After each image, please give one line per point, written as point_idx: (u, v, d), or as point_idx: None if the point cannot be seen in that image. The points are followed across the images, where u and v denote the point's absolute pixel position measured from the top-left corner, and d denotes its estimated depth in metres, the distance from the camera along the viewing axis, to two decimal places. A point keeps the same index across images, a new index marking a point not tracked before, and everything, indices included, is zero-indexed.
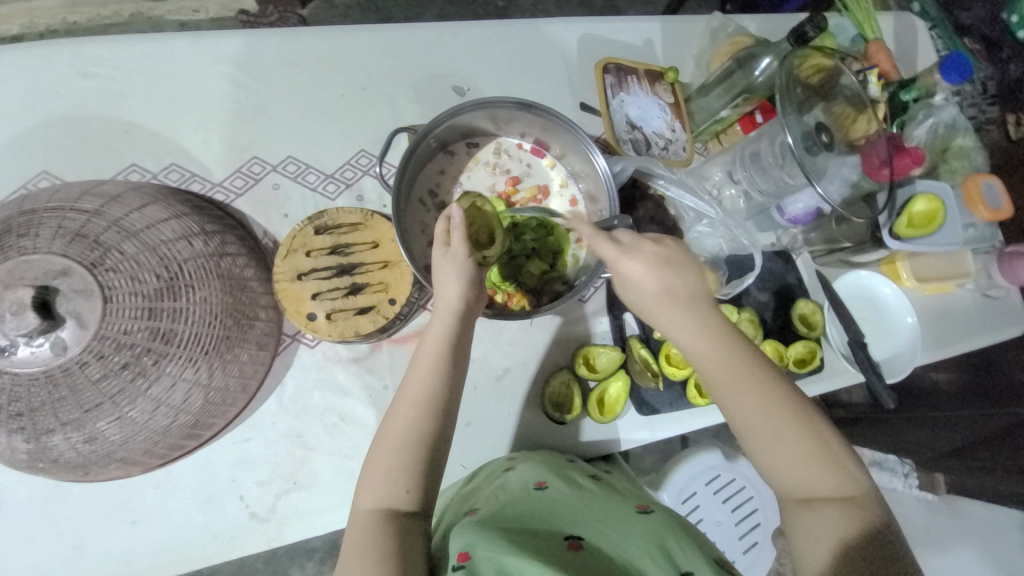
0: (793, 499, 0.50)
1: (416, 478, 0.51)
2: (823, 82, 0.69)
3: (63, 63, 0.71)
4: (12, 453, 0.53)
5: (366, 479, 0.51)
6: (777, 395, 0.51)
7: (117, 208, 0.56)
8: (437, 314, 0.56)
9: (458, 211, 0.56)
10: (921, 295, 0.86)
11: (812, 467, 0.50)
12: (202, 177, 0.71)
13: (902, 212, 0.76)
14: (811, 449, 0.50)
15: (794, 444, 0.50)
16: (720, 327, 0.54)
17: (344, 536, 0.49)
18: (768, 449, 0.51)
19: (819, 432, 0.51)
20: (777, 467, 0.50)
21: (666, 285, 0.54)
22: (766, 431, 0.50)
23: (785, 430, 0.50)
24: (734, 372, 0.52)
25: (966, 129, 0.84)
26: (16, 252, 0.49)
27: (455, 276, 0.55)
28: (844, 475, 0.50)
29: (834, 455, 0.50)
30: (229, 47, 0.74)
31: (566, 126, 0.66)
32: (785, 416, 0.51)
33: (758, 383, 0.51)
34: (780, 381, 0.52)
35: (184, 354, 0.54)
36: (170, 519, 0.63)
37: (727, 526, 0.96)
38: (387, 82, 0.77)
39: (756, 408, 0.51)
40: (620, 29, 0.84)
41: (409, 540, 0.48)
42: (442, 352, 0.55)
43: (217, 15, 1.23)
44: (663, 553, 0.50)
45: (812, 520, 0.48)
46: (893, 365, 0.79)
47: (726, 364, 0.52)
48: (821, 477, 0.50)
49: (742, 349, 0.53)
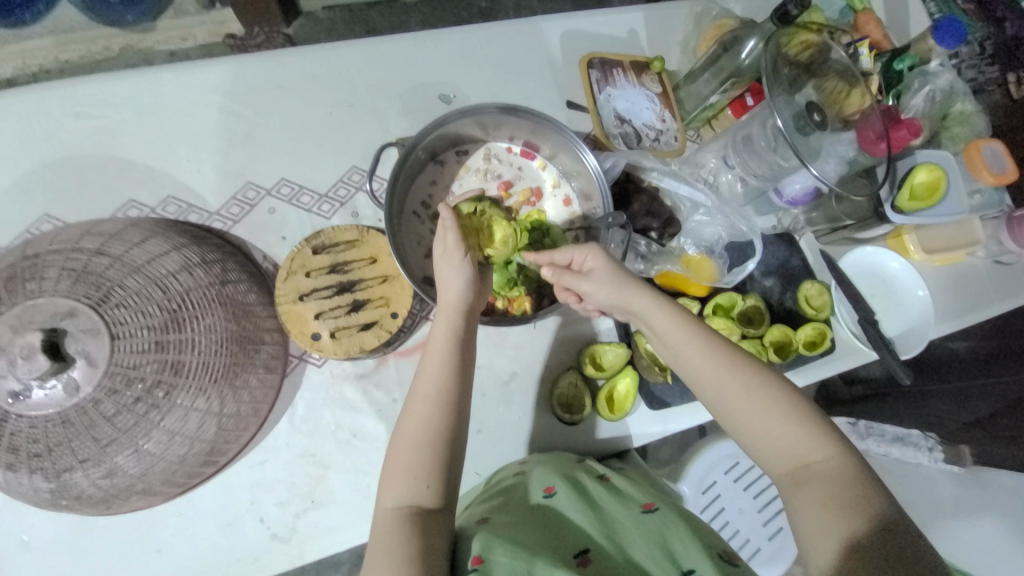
0: (785, 477, 0.50)
1: (436, 475, 0.52)
2: (811, 59, 0.68)
3: (55, 106, 0.72)
4: (35, 493, 0.54)
5: (386, 479, 0.52)
6: (743, 370, 0.53)
7: (118, 244, 0.57)
8: (440, 314, 0.57)
9: (448, 213, 0.56)
10: (931, 266, 0.84)
11: (790, 438, 0.50)
12: (199, 207, 0.72)
13: (903, 183, 0.75)
14: (786, 420, 0.51)
15: (768, 416, 0.51)
16: (681, 314, 0.57)
17: (372, 535, 0.49)
18: (745, 426, 0.52)
19: (792, 402, 0.52)
20: (758, 443, 0.52)
21: (622, 280, 0.57)
22: (738, 406, 0.52)
23: (756, 404, 0.52)
24: (697, 355, 0.54)
25: (965, 93, 0.81)
26: (24, 296, 0.51)
27: (454, 277, 0.57)
28: (825, 445, 0.50)
29: (812, 425, 0.51)
30: (214, 76, 0.75)
31: (553, 127, 0.66)
32: (754, 389, 0.52)
33: (721, 361, 0.54)
34: (745, 357, 0.54)
35: (194, 384, 0.55)
36: (193, 544, 0.64)
37: (749, 513, 0.95)
38: (373, 97, 0.78)
39: (725, 385, 0.53)
40: (602, 22, 0.83)
41: (433, 539, 0.49)
42: (451, 347, 0.56)
43: (205, 41, 1.24)
44: (665, 553, 0.50)
45: (803, 495, 0.48)
46: (908, 341, 0.77)
47: (688, 347, 0.55)
48: (803, 449, 0.50)
49: (703, 331, 0.55)
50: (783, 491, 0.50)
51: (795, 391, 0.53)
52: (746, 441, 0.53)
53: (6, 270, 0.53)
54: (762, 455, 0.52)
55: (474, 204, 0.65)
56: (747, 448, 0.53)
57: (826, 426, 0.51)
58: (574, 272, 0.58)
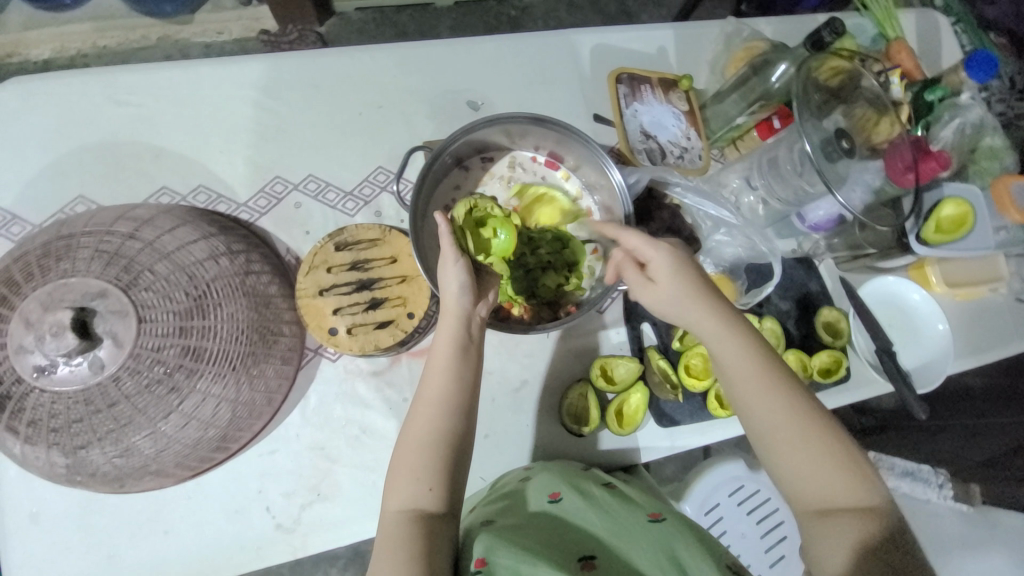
0: (808, 509, 0.50)
1: (439, 477, 0.52)
2: (841, 85, 0.68)
3: (97, 92, 0.74)
4: (51, 467, 0.55)
5: (393, 478, 0.53)
6: (792, 400, 0.52)
7: (150, 230, 0.58)
8: (443, 318, 0.58)
9: (443, 221, 0.57)
10: (952, 299, 0.83)
11: (826, 476, 0.49)
12: (228, 197, 0.74)
13: (930, 216, 0.74)
14: (825, 456, 0.50)
15: (808, 449, 0.50)
16: (741, 330, 0.55)
17: (377, 534, 0.50)
18: (781, 453, 0.51)
19: (835, 441, 0.51)
20: (790, 472, 0.51)
21: (685, 285, 0.57)
22: (781, 434, 0.51)
23: (800, 435, 0.51)
24: (749, 372, 0.53)
25: (995, 128, 0.81)
26: (58, 275, 0.52)
27: (451, 280, 0.58)
28: (860, 485, 0.49)
29: (851, 467, 0.50)
30: (251, 72, 0.77)
31: (578, 138, 0.67)
32: (799, 421, 0.51)
33: (771, 386, 0.53)
34: (797, 386, 0.53)
35: (213, 370, 0.57)
36: (200, 529, 0.65)
37: (751, 538, 0.93)
38: (403, 99, 0.79)
39: (772, 410, 0.52)
40: (633, 38, 0.84)
41: (437, 540, 0.49)
42: (457, 350, 0.56)
43: (240, 36, 1.28)
44: (673, 564, 0.51)
45: (829, 527, 0.48)
46: (924, 374, 0.76)
47: (743, 364, 0.53)
48: (837, 488, 0.49)
49: (760, 352, 0.54)
50: (802, 521, 0.50)
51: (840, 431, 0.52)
52: (778, 468, 0.52)
53: (41, 248, 0.55)
54: (790, 485, 0.51)
55: (469, 204, 0.62)
56: (775, 474, 0.52)
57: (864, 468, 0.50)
58: (636, 267, 0.60)
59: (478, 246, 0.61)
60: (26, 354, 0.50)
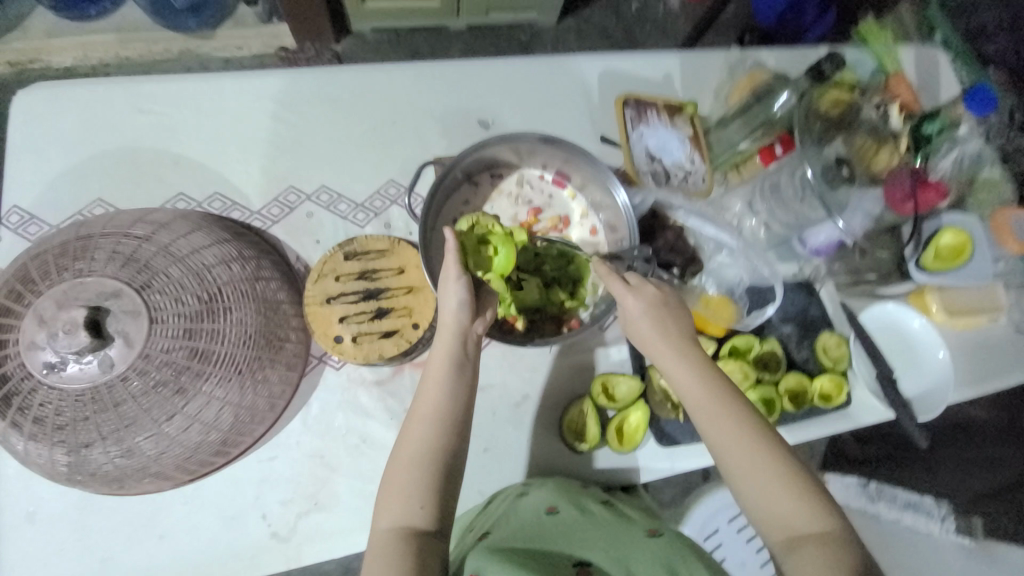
0: (775, 537, 0.51)
1: (430, 495, 0.52)
2: (842, 114, 0.71)
3: (121, 100, 0.77)
4: (53, 465, 0.55)
5: (382, 497, 0.53)
6: (753, 431, 0.53)
7: (165, 234, 0.60)
8: (441, 332, 0.59)
9: (452, 236, 0.58)
10: (952, 328, 0.83)
11: (791, 508, 0.51)
12: (242, 205, 0.76)
13: (928, 244, 0.76)
14: (786, 485, 0.51)
15: (772, 483, 0.52)
16: (700, 364, 0.57)
17: (366, 551, 0.51)
18: (746, 484, 0.52)
19: (794, 468, 0.52)
20: (756, 502, 0.52)
21: (655, 319, 0.59)
22: (744, 465, 0.52)
23: (762, 465, 0.52)
24: (713, 407, 0.55)
25: (993, 161, 0.83)
26: (74, 274, 0.54)
27: (451, 295, 0.58)
28: (822, 514, 0.50)
29: (812, 493, 0.51)
30: (270, 85, 0.80)
31: (587, 159, 0.70)
32: (762, 455, 0.52)
33: (736, 421, 0.54)
34: (757, 417, 0.55)
35: (219, 373, 0.57)
36: (195, 535, 0.64)
37: (750, 568, 0.90)
38: (416, 116, 0.82)
39: (734, 443, 0.53)
40: (640, 65, 0.87)
41: (427, 556, 0.50)
42: (454, 360, 0.57)
43: (259, 52, 1.33)
44: (668, 572, 0.52)
45: (796, 559, 0.49)
46: (925, 401, 0.77)
47: (703, 399, 0.55)
48: (800, 516, 0.50)
49: (721, 385, 0.56)
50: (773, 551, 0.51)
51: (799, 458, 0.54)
52: (745, 499, 0.53)
53: (59, 247, 0.56)
54: (756, 514, 0.52)
55: (472, 219, 0.65)
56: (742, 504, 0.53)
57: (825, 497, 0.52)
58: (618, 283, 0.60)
59: (479, 263, 0.62)
60: (37, 351, 0.51)
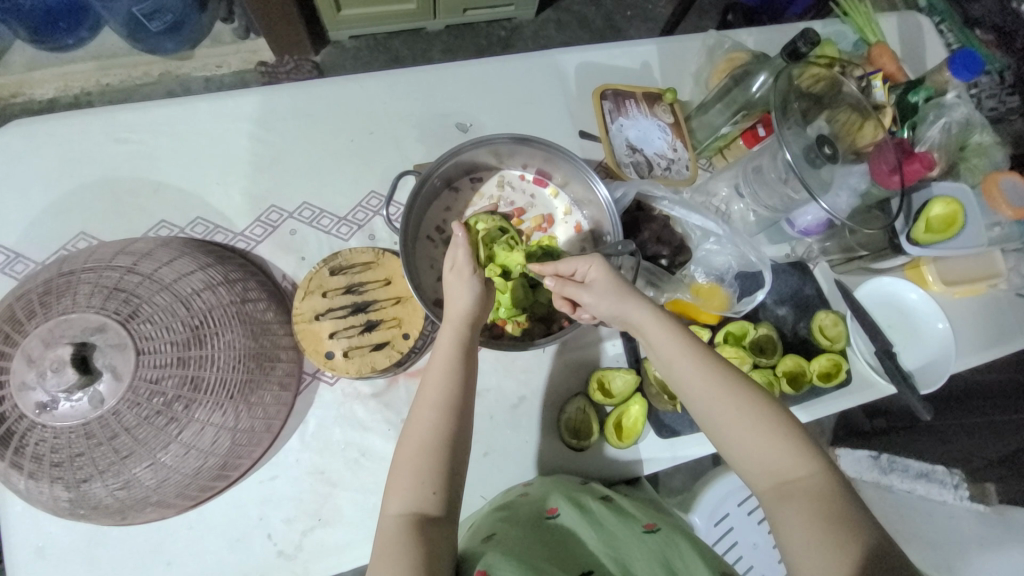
0: (769, 492, 0.52)
1: (443, 479, 0.52)
2: (823, 91, 0.69)
3: (97, 131, 0.77)
4: (54, 501, 0.56)
5: (390, 485, 0.53)
6: (734, 386, 0.54)
7: (149, 263, 0.60)
8: (449, 324, 0.59)
9: (462, 232, 0.60)
10: (951, 297, 0.82)
11: (774, 457, 0.52)
12: (224, 227, 0.76)
13: (919, 216, 0.75)
14: (775, 437, 0.52)
15: (754, 435, 0.52)
16: (679, 328, 0.58)
17: (374, 545, 0.50)
18: (734, 441, 0.53)
19: (781, 420, 0.53)
20: (745, 458, 0.53)
21: (620, 287, 0.59)
22: (730, 423, 0.53)
23: (745, 420, 0.53)
24: (686, 369, 0.56)
25: (983, 125, 0.81)
26: (60, 312, 0.54)
27: (465, 291, 0.59)
28: (804, 460, 0.51)
29: (800, 444, 0.52)
30: (245, 104, 0.79)
31: (565, 156, 0.68)
32: (741, 408, 0.53)
33: (712, 379, 0.55)
34: (733, 373, 0.56)
35: (212, 400, 0.57)
36: (202, 558, 0.65)
37: (764, 549, 0.92)
38: (393, 124, 0.81)
39: (718, 400, 0.54)
40: (616, 55, 0.86)
41: (437, 542, 0.50)
42: (452, 365, 0.56)
43: (238, 68, 1.32)
44: (665, 568, 0.53)
45: (785, 509, 0.50)
46: (928, 374, 0.75)
47: (685, 361, 0.56)
48: (788, 467, 0.51)
49: (699, 347, 0.57)
50: (767, 506, 0.51)
51: (786, 414, 0.54)
52: (734, 456, 0.54)
53: (42, 286, 0.57)
54: (748, 470, 0.53)
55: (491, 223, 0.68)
56: (734, 463, 0.54)
57: (808, 442, 0.53)
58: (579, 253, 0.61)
59: (495, 246, 0.66)
60: (28, 391, 0.51)
